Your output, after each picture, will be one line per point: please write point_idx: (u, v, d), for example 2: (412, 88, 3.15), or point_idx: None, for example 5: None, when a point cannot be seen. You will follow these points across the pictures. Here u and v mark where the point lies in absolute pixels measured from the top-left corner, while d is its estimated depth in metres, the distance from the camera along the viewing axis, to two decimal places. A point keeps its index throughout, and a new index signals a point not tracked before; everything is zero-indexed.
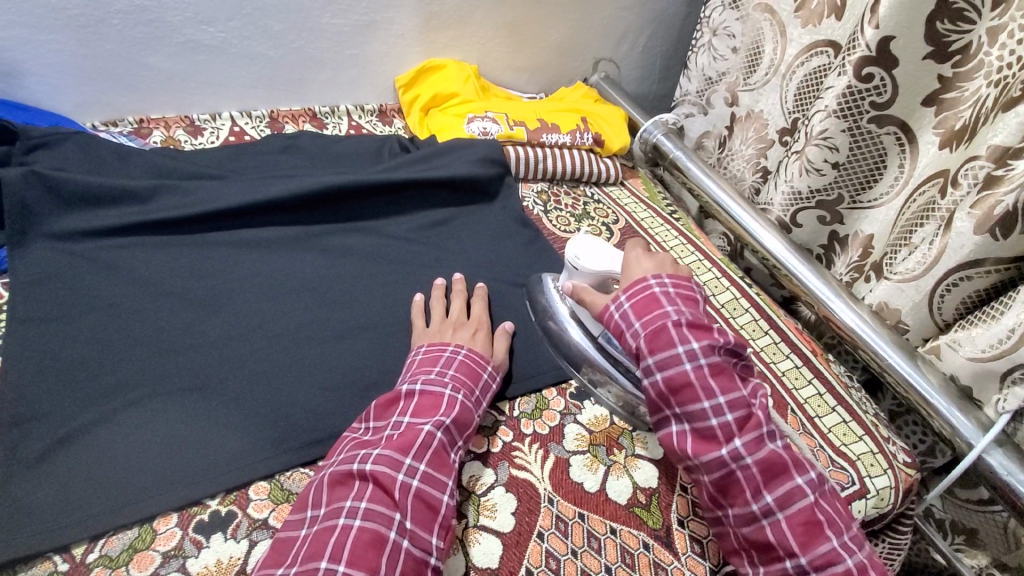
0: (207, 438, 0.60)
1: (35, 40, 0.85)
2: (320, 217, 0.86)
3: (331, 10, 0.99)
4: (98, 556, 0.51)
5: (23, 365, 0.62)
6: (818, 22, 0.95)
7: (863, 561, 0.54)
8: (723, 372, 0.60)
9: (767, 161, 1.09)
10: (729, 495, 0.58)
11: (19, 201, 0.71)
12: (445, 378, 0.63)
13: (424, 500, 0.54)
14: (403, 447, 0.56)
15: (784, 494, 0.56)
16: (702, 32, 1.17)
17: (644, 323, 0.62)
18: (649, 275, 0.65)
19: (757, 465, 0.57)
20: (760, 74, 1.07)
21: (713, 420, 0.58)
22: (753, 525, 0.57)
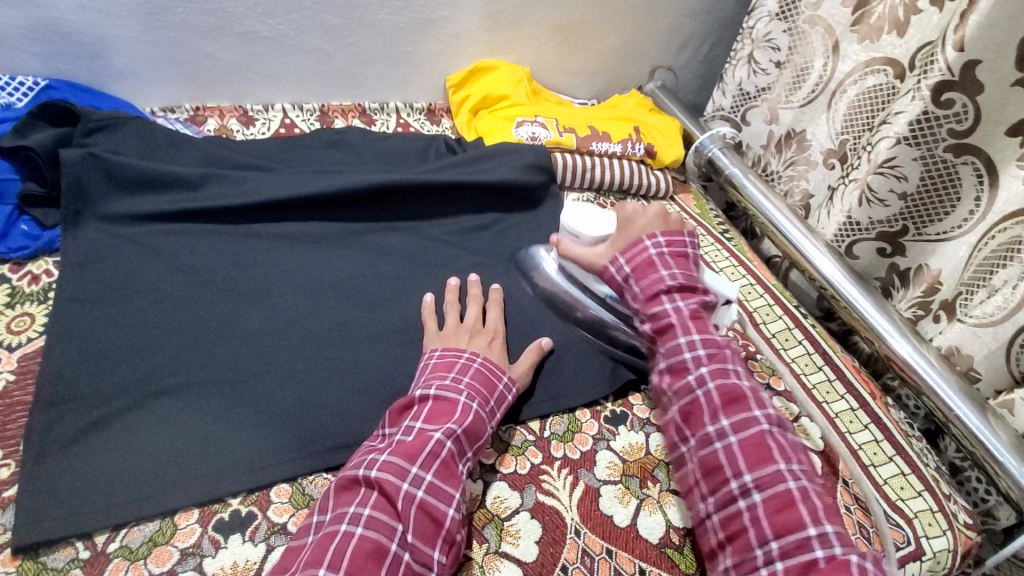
0: (235, 433, 0.59)
1: (103, 25, 0.87)
2: (363, 215, 0.86)
3: (388, 7, 0.99)
4: (118, 546, 0.51)
5: (66, 345, 0.62)
6: (877, 37, 0.88)
7: (807, 487, 0.54)
8: (702, 319, 0.65)
9: (811, 184, 1.03)
10: (692, 424, 0.61)
11: (76, 181, 0.73)
12: (459, 386, 0.61)
13: (428, 513, 0.52)
14: (410, 454, 0.54)
15: (741, 420, 0.58)
16: (742, 44, 1.10)
17: (641, 285, 0.67)
18: (645, 238, 0.69)
19: (716, 390, 0.60)
20: (803, 92, 1.01)
21: (687, 353, 0.63)
22: (707, 448, 0.59)
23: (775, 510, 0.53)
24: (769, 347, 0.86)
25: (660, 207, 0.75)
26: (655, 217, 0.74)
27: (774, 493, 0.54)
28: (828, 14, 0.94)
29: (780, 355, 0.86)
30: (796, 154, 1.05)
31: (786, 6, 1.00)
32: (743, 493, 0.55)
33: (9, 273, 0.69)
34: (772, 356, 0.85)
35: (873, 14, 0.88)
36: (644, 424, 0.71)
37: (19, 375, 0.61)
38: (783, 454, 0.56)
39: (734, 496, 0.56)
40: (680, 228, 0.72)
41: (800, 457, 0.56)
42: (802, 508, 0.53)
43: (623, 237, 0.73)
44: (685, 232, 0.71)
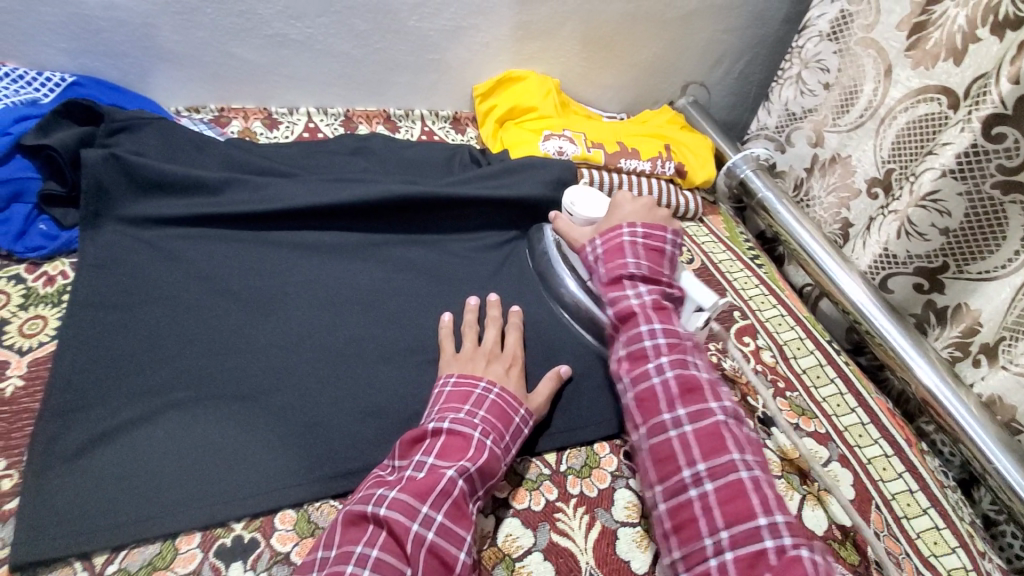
0: (242, 453, 0.57)
1: (133, 23, 0.86)
2: (383, 227, 0.84)
3: (419, 13, 0.97)
4: (117, 569, 0.49)
5: (77, 351, 0.61)
6: (931, 64, 0.84)
7: (759, 477, 0.56)
8: (663, 311, 0.68)
9: (850, 213, 0.99)
10: (646, 412, 0.62)
11: (96, 183, 0.72)
12: (475, 420, 0.58)
13: (438, 556, 0.50)
14: (421, 493, 0.52)
15: (696, 410, 0.61)
16: (791, 63, 1.07)
17: (607, 267, 0.72)
18: (623, 225, 0.74)
19: (676, 380, 0.62)
20: (853, 116, 0.96)
21: (648, 341, 0.65)
22: (660, 436, 0.61)
23: (727, 499, 0.55)
24: (799, 384, 0.82)
25: (649, 201, 0.78)
26: (639, 208, 0.77)
27: (727, 483, 0.56)
28: (881, 38, 0.91)
29: (810, 392, 0.82)
30: (845, 179, 0.99)
31: (839, 26, 0.96)
32: (695, 481, 0.57)
33: (25, 274, 0.68)
34: (802, 393, 0.81)
35: (929, 40, 0.84)
36: None
37: (28, 381, 0.59)
38: (736, 445, 0.59)
39: (685, 485, 0.57)
40: (663, 224, 0.76)
41: (751, 449, 0.60)
42: (753, 498, 0.55)
43: (606, 221, 0.77)
44: (666, 228, 0.75)
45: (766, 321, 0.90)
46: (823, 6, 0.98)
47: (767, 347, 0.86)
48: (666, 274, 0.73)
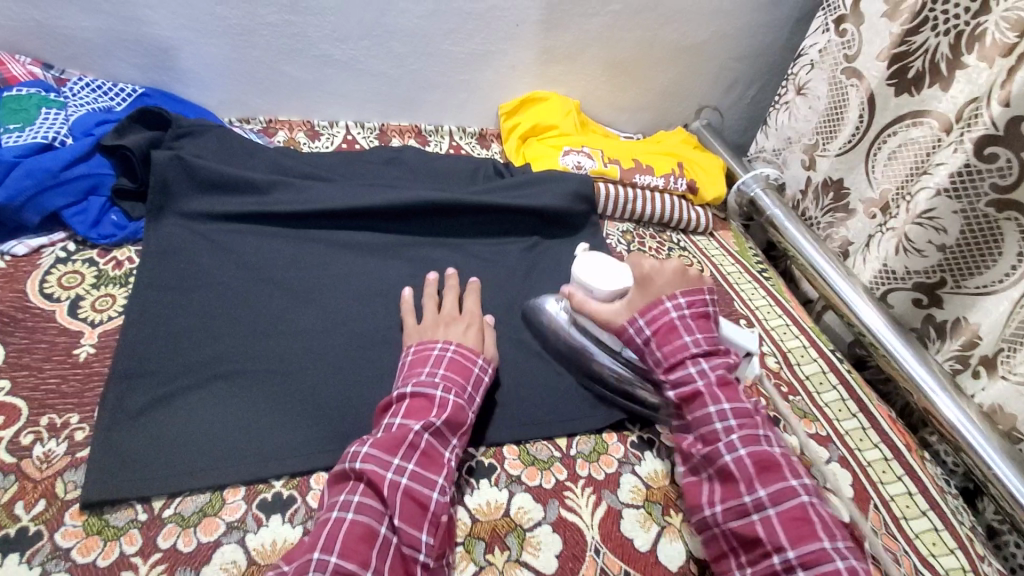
0: (282, 422, 0.63)
1: (197, 42, 0.96)
2: (412, 229, 0.91)
3: (452, 38, 1.06)
4: (173, 513, 0.55)
5: (140, 325, 0.68)
6: (918, 89, 0.89)
7: (857, 567, 0.53)
8: (730, 386, 0.66)
9: (849, 232, 1.04)
10: (724, 491, 0.61)
11: (162, 179, 0.80)
12: (435, 379, 0.63)
13: (413, 498, 0.55)
14: (390, 446, 0.56)
15: (778, 491, 0.59)
16: (787, 89, 1.14)
17: (663, 350, 0.68)
18: (664, 298, 0.70)
19: (750, 458, 0.61)
20: (840, 139, 1.02)
21: (718, 424, 0.63)
22: (743, 519, 0.59)
23: None
24: (802, 389, 0.86)
25: (679, 261, 0.73)
26: (673, 274, 0.73)
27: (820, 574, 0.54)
28: (863, 68, 0.96)
29: (813, 397, 0.85)
30: (836, 201, 1.06)
31: (827, 55, 1.03)
32: (786, 568, 0.55)
33: (97, 257, 0.76)
34: (805, 398, 0.85)
35: (911, 69, 0.89)
36: (670, 452, 0.72)
37: (99, 349, 0.66)
38: (825, 530, 0.56)
39: (777, 572, 0.56)
40: (698, 285, 0.73)
41: (842, 533, 0.57)
42: None
43: (641, 296, 0.72)
44: (705, 288, 0.72)
45: (772, 329, 0.94)
46: (814, 37, 1.06)
47: (772, 353, 0.90)
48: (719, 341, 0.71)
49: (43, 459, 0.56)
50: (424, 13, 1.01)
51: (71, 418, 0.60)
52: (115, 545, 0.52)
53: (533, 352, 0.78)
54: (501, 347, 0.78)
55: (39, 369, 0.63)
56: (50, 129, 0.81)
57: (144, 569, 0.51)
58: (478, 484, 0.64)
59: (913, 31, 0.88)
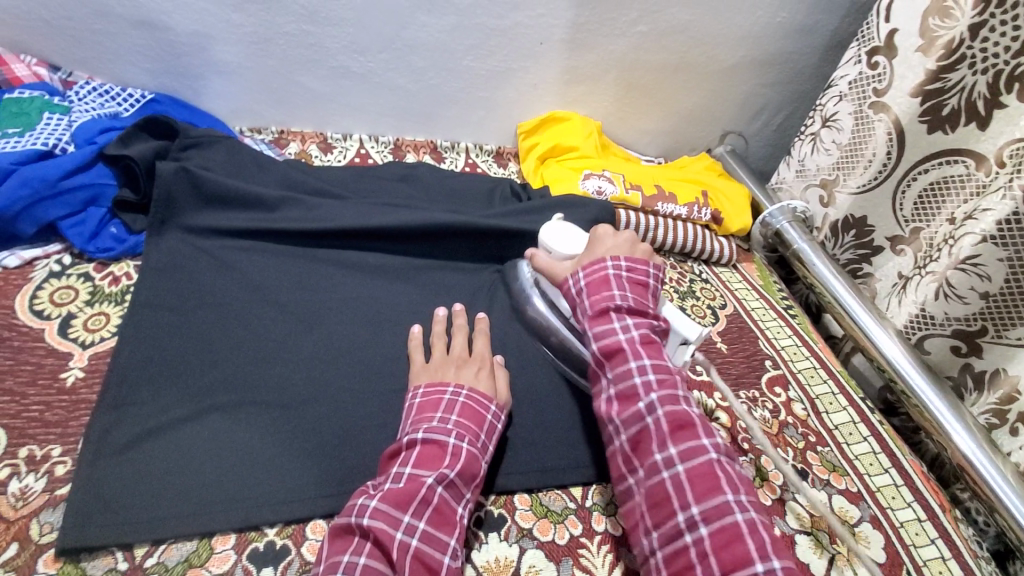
0: (279, 460, 0.59)
1: (211, 49, 0.93)
2: (424, 251, 0.87)
3: (473, 54, 1.02)
4: (155, 562, 0.51)
5: (133, 349, 0.64)
6: (952, 128, 0.85)
7: (755, 519, 0.53)
8: (653, 345, 0.64)
9: (875, 268, 1.01)
10: (639, 453, 0.59)
11: (166, 192, 0.76)
12: (447, 426, 0.59)
13: (423, 562, 0.51)
14: (401, 502, 0.52)
15: (688, 448, 0.57)
16: (813, 120, 1.09)
17: (592, 300, 0.67)
18: (608, 258, 0.70)
19: (665, 416, 0.59)
20: (868, 176, 0.98)
21: (637, 379, 0.61)
22: (654, 478, 0.57)
23: (723, 545, 0.52)
24: (831, 439, 0.81)
25: (632, 234, 0.73)
26: (625, 242, 0.72)
27: (721, 527, 0.53)
28: (893, 103, 0.92)
29: (842, 449, 0.80)
30: (859, 239, 1.02)
31: (855, 87, 0.98)
32: (689, 526, 0.54)
33: (93, 272, 0.73)
34: (834, 449, 0.80)
35: (946, 106, 0.85)
36: None
37: (88, 373, 0.62)
38: (730, 484, 0.56)
39: (681, 530, 0.54)
40: (645, 258, 0.72)
41: (747, 490, 0.56)
42: (749, 543, 0.51)
43: (587, 254, 0.73)
44: (649, 262, 0.71)
45: (799, 372, 0.89)
46: (844, 68, 1.00)
47: (799, 399, 0.85)
48: (652, 311, 0.69)
49: (18, 497, 0.52)
50: (446, 28, 0.98)
51: (53, 450, 0.55)
52: None
53: (548, 389, 0.73)
54: (514, 383, 0.73)
55: (22, 395, 0.59)
56: (52, 136, 0.77)
57: None
58: (487, 537, 0.59)
59: (948, 68, 0.84)
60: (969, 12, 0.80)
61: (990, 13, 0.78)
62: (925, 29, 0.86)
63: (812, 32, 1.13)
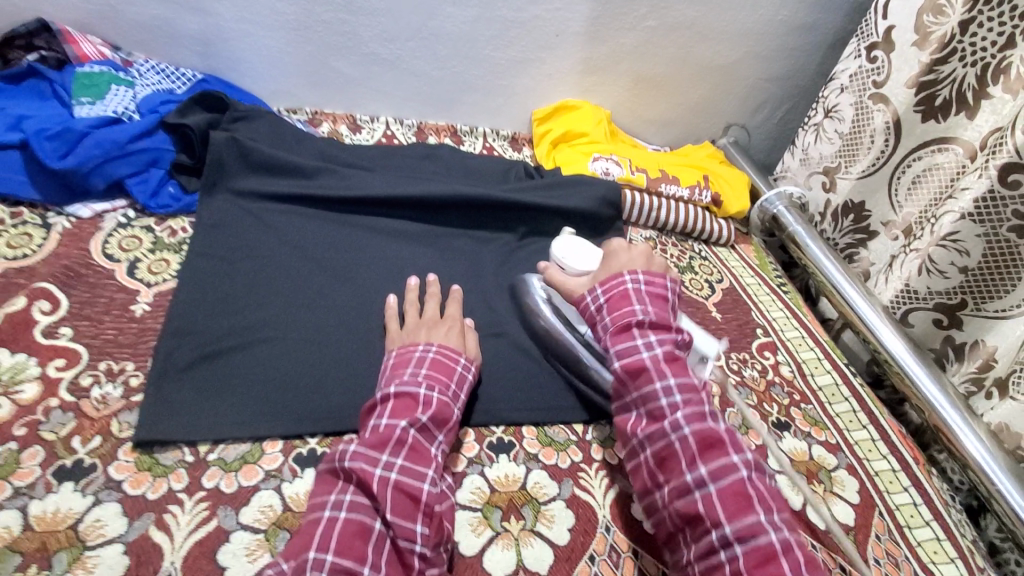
0: (318, 386, 0.67)
1: (256, 35, 1.03)
2: (444, 220, 0.95)
3: (493, 44, 1.11)
4: (216, 457, 0.59)
5: (191, 288, 0.73)
6: (944, 117, 0.92)
7: (788, 539, 0.55)
8: (677, 361, 0.67)
9: (869, 252, 1.07)
10: (667, 470, 0.62)
11: (218, 157, 0.86)
12: (418, 378, 0.65)
13: (404, 491, 0.56)
14: (378, 444, 0.58)
15: (719, 467, 0.59)
16: (815, 111, 1.15)
17: (613, 316, 0.72)
18: (625, 273, 0.75)
19: (693, 436, 0.61)
20: (863, 163, 1.04)
21: (663, 399, 0.64)
22: (685, 498, 0.59)
23: (758, 564, 0.54)
24: (815, 399, 0.88)
25: (645, 248, 0.79)
26: (638, 255, 0.78)
27: (755, 546, 0.55)
28: (890, 94, 0.98)
29: (825, 407, 0.87)
30: (857, 223, 1.08)
31: (856, 80, 1.04)
32: (724, 544, 0.56)
33: (153, 225, 0.82)
34: (817, 407, 0.87)
35: (938, 97, 0.92)
36: None
37: (154, 306, 0.71)
38: (761, 503, 0.58)
39: (716, 548, 0.56)
40: (660, 271, 0.77)
41: (778, 507, 0.58)
42: (784, 561, 0.54)
43: (604, 271, 0.78)
44: (666, 276, 0.76)
45: (788, 340, 0.96)
46: (846, 62, 1.06)
47: (786, 362, 0.92)
48: (672, 322, 0.73)
49: (100, 401, 0.61)
50: (470, 19, 1.07)
51: (127, 366, 0.64)
52: (163, 481, 0.56)
53: None
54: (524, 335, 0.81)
55: (99, 320, 0.68)
56: (120, 105, 0.87)
57: (189, 504, 0.55)
58: (498, 458, 0.67)
59: (941, 61, 0.90)
60: (959, 9, 0.87)
61: (978, 11, 0.85)
62: (920, 26, 0.92)
63: (811, 30, 1.21)
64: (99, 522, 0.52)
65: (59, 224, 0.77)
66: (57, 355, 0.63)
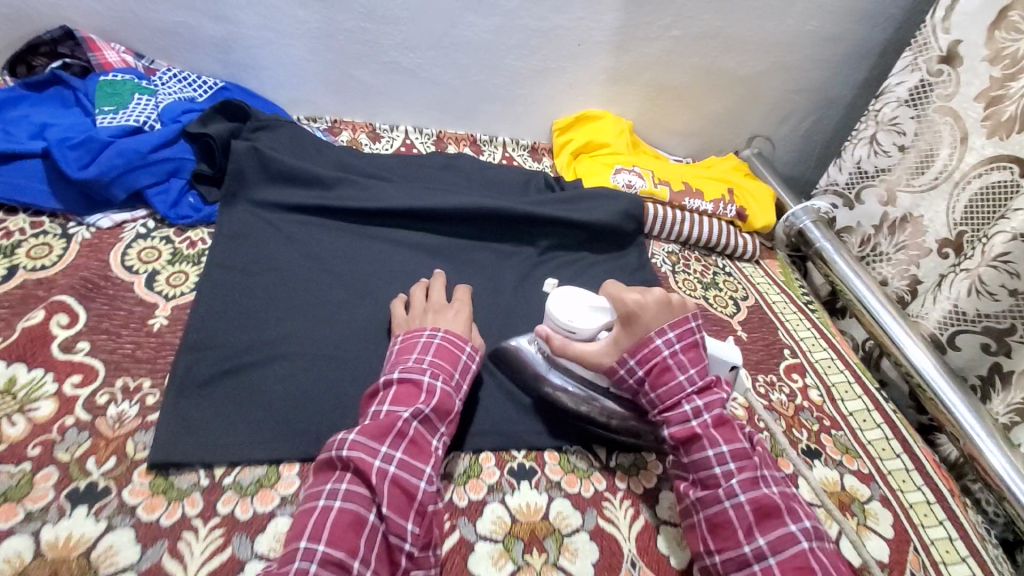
0: (335, 406, 0.66)
1: (277, 42, 1.02)
2: (464, 233, 0.93)
3: (516, 53, 1.09)
4: (232, 481, 0.58)
5: (208, 302, 0.72)
6: (1006, 134, 0.85)
7: None
8: (728, 426, 0.64)
9: (920, 270, 1.00)
10: (720, 539, 0.58)
11: (237, 167, 0.85)
12: (422, 366, 0.64)
13: (400, 486, 0.55)
14: (379, 434, 0.57)
15: (778, 538, 0.56)
16: (866, 124, 1.09)
17: (658, 391, 0.66)
18: (653, 335, 0.66)
19: (749, 504, 0.58)
20: (931, 176, 0.97)
21: (717, 468, 0.61)
22: (744, 571, 0.56)
23: None
24: (845, 424, 0.85)
25: (662, 292, 0.69)
26: (661, 301, 0.69)
27: None
28: (959, 108, 0.93)
29: (856, 434, 0.84)
30: (913, 239, 1.00)
31: (919, 95, 0.99)
32: None
33: (173, 236, 0.81)
34: (848, 433, 0.84)
35: (1005, 112, 0.85)
36: None
37: (171, 320, 0.70)
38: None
39: None
40: (684, 314, 0.69)
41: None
42: None
43: (627, 334, 0.68)
44: (693, 318, 0.68)
45: (816, 362, 0.93)
46: (902, 75, 1.01)
47: (815, 386, 0.89)
48: (712, 376, 0.67)
49: (116, 419, 0.60)
50: (493, 28, 1.05)
51: (143, 383, 0.63)
52: (178, 505, 0.55)
53: None
54: None
55: (116, 334, 0.67)
56: (142, 114, 0.87)
57: (203, 531, 0.54)
58: (520, 485, 0.65)
59: (1012, 76, 0.85)
60: None
61: None
62: (991, 41, 0.88)
63: (841, 41, 1.18)
64: (112, 549, 0.51)
65: (79, 234, 0.77)
66: (74, 371, 0.62)
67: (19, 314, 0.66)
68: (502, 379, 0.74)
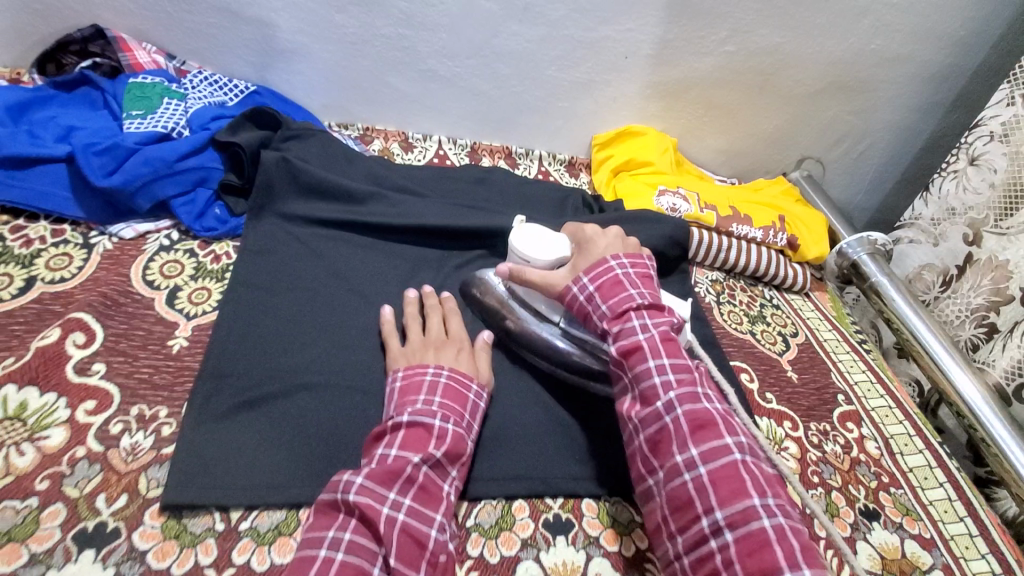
0: (360, 444, 0.61)
1: (311, 46, 0.98)
2: (497, 254, 0.88)
3: (559, 64, 1.04)
4: (248, 527, 0.54)
5: (231, 324, 0.68)
6: None
7: (783, 524, 0.49)
8: (672, 342, 0.61)
9: (998, 317, 0.91)
10: (658, 454, 0.56)
11: (267, 180, 0.81)
12: (431, 408, 0.60)
13: (411, 535, 0.51)
14: (388, 479, 0.53)
15: (710, 448, 0.53)
16: (957, 157, 1.00)
17: (608, 303, 0.64)
18: (609, 257, 0.68)
19: (685, 416, 0.55)
20: (1021, 219, 0.89)
21: (657, 379, 0.58)
22: (675, 481, 0.53)
23: (750, 552, 0.48)
24: (904, 481, 0.78)
25: (618, 229, 0.74)
26: (614, 238, 0.72)
27: (748, 532, 0.49)
28: None
29: (916, 493, 0.77)
30: (997, 283, 0.92)
31: (1012, 129, 0.91)
32: (714, 532, 0.50)
33: (197, 249, 0.78)
34: (907, 492, 0.76)
35: None
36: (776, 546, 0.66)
37: (191, 342, 0.66)
38: (756, 486, 0.51)
39: (705, 535, 0.50)
40: (637, 252, 0.72)
41: (774, 490, 0.52)
42: (777, 549, 0.47)
43: (586, 259, 0.70)
44: (644, 255, 0.71)
45: (873, 410, 0.86)
46: (994, 108, 0.93)
47: (872, 437, 0.82)
48: (664, 305, 0.67)
49: (129, 451, 0.56)
50: (537, 38, 1.00)
51: (159, 411, 0.59)
52: (190, 554, 0.51)
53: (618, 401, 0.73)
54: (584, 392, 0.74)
55: (134, 357, 0.63)
56: (170, 120, 0.84)
57: None
58: (555, 540, 0.60)
59: None
60: None
61: None
62: None
63: (905, 61, 1.10)
64: None
65: (101, 245, 0.74)
66: (89, 396, 0.58)
67: (34, 332, 0.63)
68: (536, 418, 0.69)
